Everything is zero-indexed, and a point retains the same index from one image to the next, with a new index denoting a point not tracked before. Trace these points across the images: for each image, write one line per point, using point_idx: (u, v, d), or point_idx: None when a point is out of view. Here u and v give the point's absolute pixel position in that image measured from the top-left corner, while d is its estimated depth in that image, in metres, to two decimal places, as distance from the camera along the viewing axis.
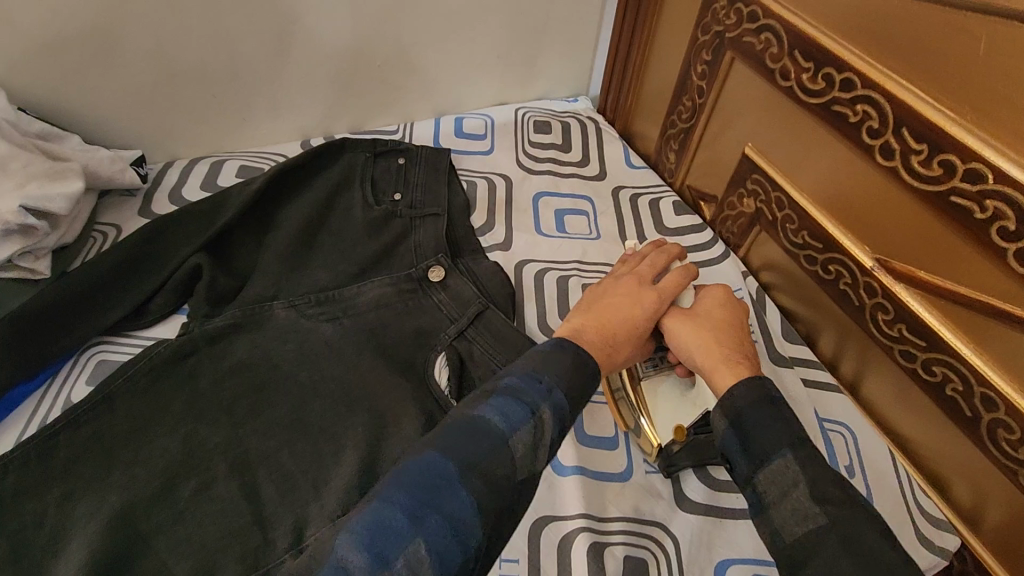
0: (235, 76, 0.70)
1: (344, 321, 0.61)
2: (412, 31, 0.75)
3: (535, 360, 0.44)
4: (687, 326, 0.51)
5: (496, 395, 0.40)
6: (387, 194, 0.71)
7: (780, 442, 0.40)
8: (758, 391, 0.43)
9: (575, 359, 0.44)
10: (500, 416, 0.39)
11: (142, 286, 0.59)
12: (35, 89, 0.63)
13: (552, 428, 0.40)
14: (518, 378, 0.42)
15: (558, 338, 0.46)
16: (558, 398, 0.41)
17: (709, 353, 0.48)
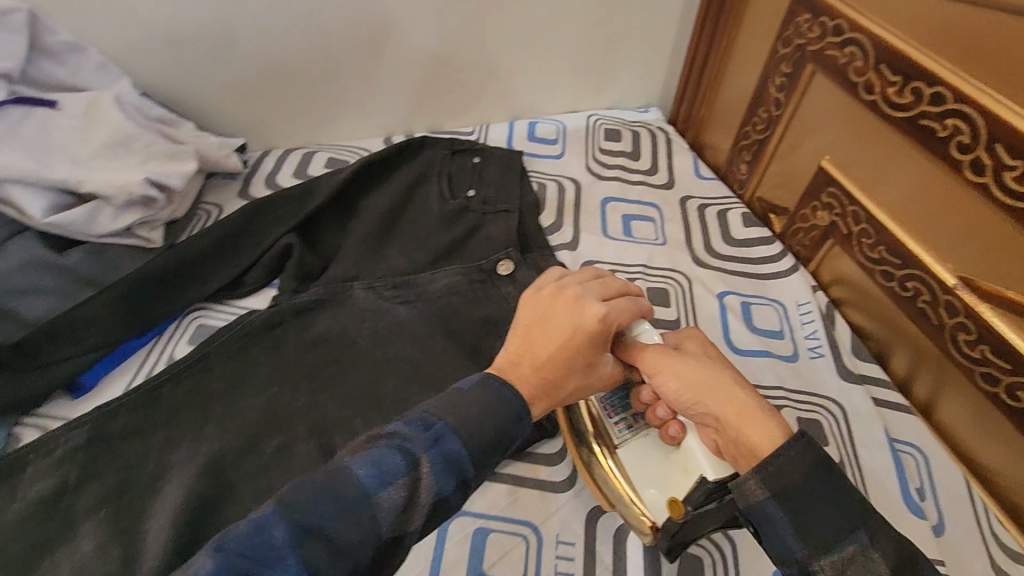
0: (329, 74, 0.75)
1: (418, 305, 0.64)
2: (495, 38, 0.79)
3: (451, 397, 0.39)
4: (682, 369, 0.44)
5: (382, 445, 0.36)
6: (462, 190, 0.75)
7: (845, 523, 0.36)
8: (795, 462, 0.37)
9: (501, 400, 0.39)
10: (369, 470, 0.35)
11: (239, 260, 0.64)
12: (159, 79, 0.70)
13: (428, 488, 0.36)
14: (405, 424, 0.37)
15: (484, 373, 0.40)
16: (446, 442, 0.36)
17: (719, 407, 0.42)
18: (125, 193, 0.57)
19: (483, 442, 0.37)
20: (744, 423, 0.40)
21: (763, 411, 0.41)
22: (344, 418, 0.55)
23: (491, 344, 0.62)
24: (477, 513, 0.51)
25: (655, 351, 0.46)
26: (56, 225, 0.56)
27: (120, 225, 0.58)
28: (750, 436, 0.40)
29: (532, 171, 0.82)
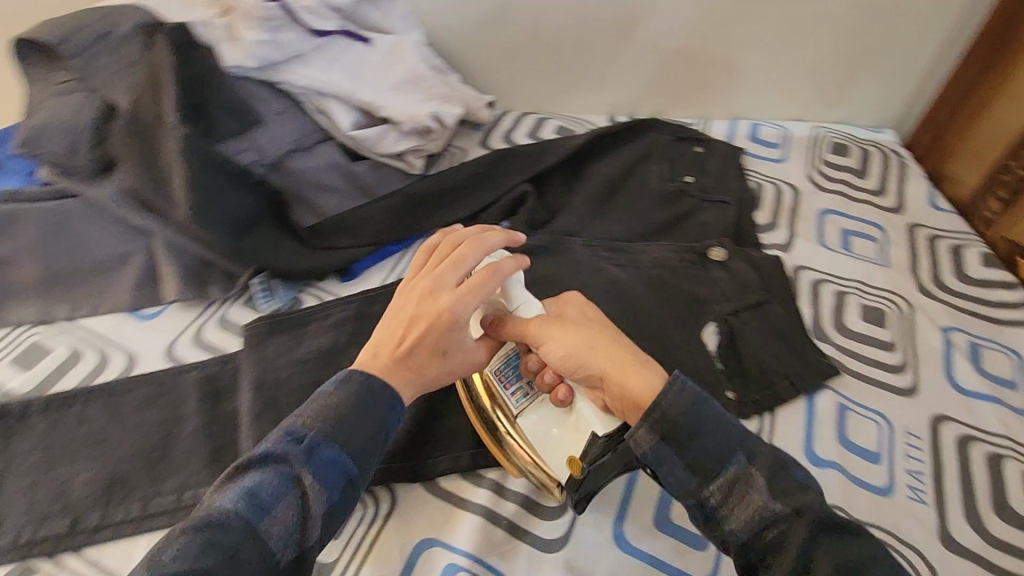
0: (580, 48, 0.82)
1: (631, 268, 0.68)
2: (743, 35, 0.80)
3: (315, 405, 0.41)
4: (562, 332, 0.47)
5: (259, 466, 0.38)
6: (680, 174, 0.77)
7: (729, 449, 0.40)
8: (676, 399, 0.41)
9: (364, 394, 0.41)
10: (249, 498, 0.37)
11: (482, 197, 0.72)
12: (442, 33, 0.81)
13: (320, 500, 0.38)
14: (278, 440, 0.39)
15: (348, 372, 0.43)
16: (330, 456, 0.39)
17: (584, 359, 0.45)
18: (413, 122, 0.68)
19: (353, 453, 0.40)
20: (622, 376, 0.44)
21: (641, 361, 0.44)
22: None
23: (698, 316, 0.65)
24: None
25: (543, 319, 0.48)
26: (356, 138, 0.67)
27: (399, 147, 0.69)
28: (631, 390, 0.43)
29: (750, 170, 0.82)
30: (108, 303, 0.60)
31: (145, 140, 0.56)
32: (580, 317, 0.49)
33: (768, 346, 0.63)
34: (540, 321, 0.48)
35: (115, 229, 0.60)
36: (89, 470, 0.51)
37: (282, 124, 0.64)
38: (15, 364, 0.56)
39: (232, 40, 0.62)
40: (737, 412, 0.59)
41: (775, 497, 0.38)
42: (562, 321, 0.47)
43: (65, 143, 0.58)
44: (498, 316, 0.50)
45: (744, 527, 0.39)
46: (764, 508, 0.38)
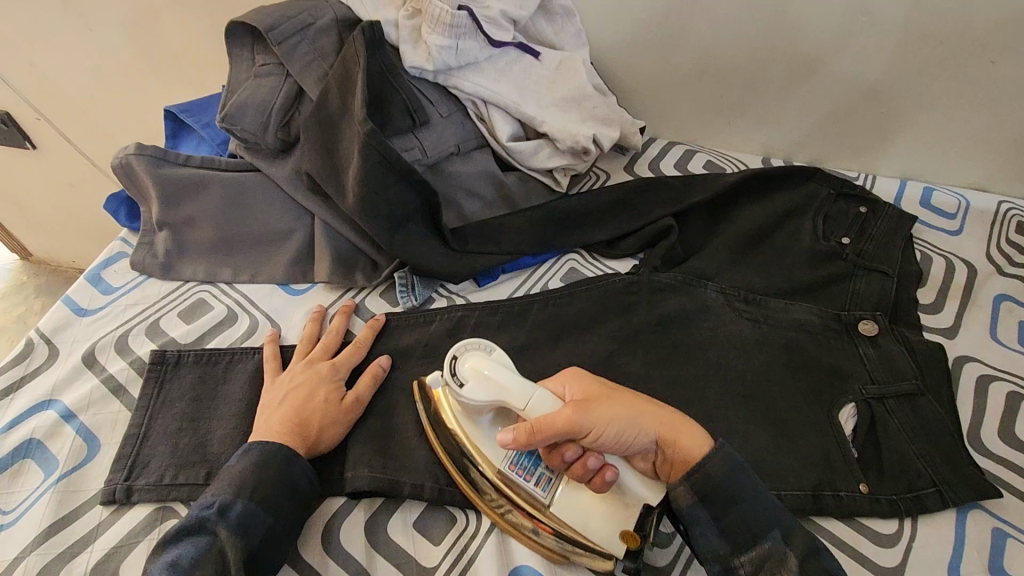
0: (747, 85, 0.78)
1: (765, 327, 0.64)
2: (937, 92, 0.72)
3: (216, 482, 0.46)
4: (611, 413, 0.46)
5: (177, 540, 0.43)
6: (836, 234, 0.71)
7: (766, 526, 0.44)
8: (725, 462, 0.45)
9: (258, 457, 0.47)
10: (172, 565, 0.41)
11: (622, 225, 0.71)
12: (608, 53, 0.81)
13: (236, 546, 0.42)
14: (194, 510, 0.44)
15: (247, 445, 0.49)
16: (235, 510, 0.44)
17: (646, 430, 0.46)
18: (571, 140, 0.68)
19: (258, 500, 0.45)
20: (681, 438, 0.46)
21: (675, 427, 0.47)
22: (674, 399, 0.59)
23: (834, 395, 0.59)
24: None
25: (589, 405, 0.46)
26: (511, 149, 0.68)
27: (550, 163, 0.70)
28: (686, 450, 0.46)
29: (918, 239, 0.74)
30: (265, 273, 0.65)
31: (326, 129, 0.61)
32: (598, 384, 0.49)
33: (916, 442, 0.56)
34: (581, 407, 0.45)
35: (284, 207, 0.65)
36: (225, 427, 0.53)
37: (446, 127, 0.67)
38: (181, 317, 0.62)
39: (415, 42, 0.65)
40: (867, 508, 0.53)
41: (802, 574, 0.42)
42: (603, 398, 0.47)
43: (259, 123, 0.62)
44: (524, 425, 0.46)
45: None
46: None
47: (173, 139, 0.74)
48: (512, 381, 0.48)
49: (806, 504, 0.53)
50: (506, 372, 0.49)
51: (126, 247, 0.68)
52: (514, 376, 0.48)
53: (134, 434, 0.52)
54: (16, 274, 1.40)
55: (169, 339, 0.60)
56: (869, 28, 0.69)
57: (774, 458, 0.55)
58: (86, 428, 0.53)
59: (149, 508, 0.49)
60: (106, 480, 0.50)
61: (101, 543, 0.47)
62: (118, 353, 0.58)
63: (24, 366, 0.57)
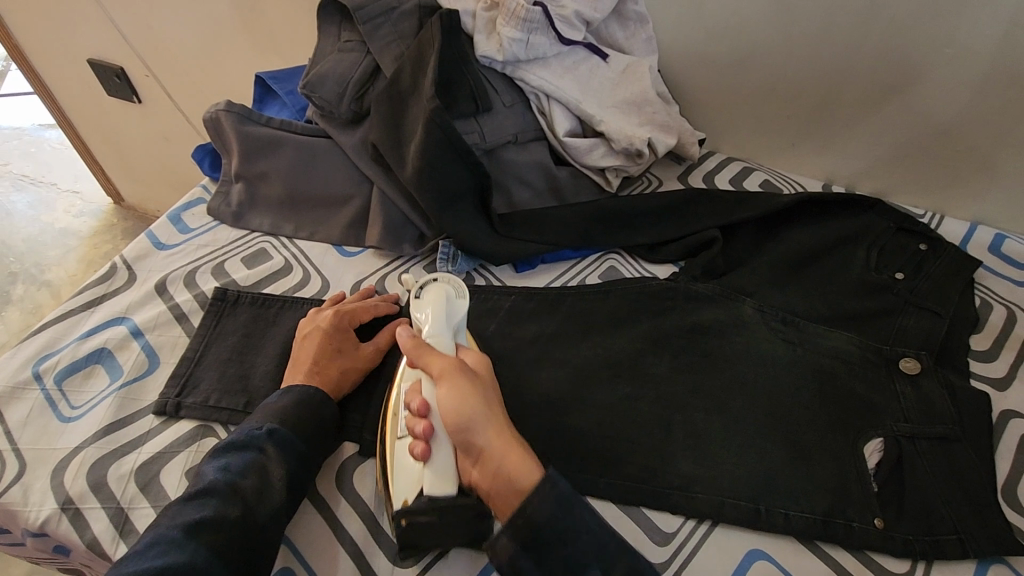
0: (816, 107, 0.77)
1: (799, 350, 0.63)
2: (1019, 133, 0.68)
3: (262, 410, 0.51)
4: (471, 398, 0.47)
5: (226, 450, 0.48)
6: (889, 268, 0.69)
7: (587, 560, 0.41)
8: (547, 495, 0.42)
9: (298, 397, 0.52)
10: (223, 472, 0.46)
11: (667, 231, 0.71)
12: (679, 62, 0.82)
13: (281, 465, 0.48)
14: (242, 430, 0.49)
15: (287, 386, 0.53)
16: (280, 434, 0.49)
17: (478, 426, 0.46)
18: (626, 141, 0.69)
19: (301, 431, 0.50)
20: (505, 456, 0.45)
21: (526, 456, 0.45)
22: (693, 405, 0.59)
23: (861, 427, 0.58)
24: (784, 569, 0.51)
25: (465, 375, 0.48)
26: (567, 144, 0.71)
27: (603, 163, 0.71)
28: (508, 473, 0.44)
29: (978, 283, 0.71)
30: (322, 233, 0.70)
31: (393, 105, 0.65)
32: (491, 385, 0.50)
33: (944, 489, 0.54)
34: (454, 369, 0.48)
35: (348, 174, 0.70)
36: (267, 363, 0.58)
37: (507, 116, 0.70)
38: (243, 262, 0.67)
39: (488, 33, 0.68)
40: (880, 544, 0.52)
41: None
42: (475, 384, 0.48)
43: (336, 93, 0.68)
44: (415, 340, 0.51)
45: None
46: None
47: (259, 103, 0.80)
48: (437, 316, 0.53)
49: (814, 528, 0.52)
50: (445, 306, 0.54)
51: (205, 194, 0.74)
52: (444, 315, 0.54)
53: (189, 357, 0.58)
54: (108, 215, 1.55)
55: (230, 280, 0.65)
56: (954, 60, 0.66)
57: (786, 479, 0.55)
58: (150, 346, 0.59)
59: (192, 424, 0.54)
60: (160, 393, 0.56)
61: (148, 447, 0.52)
62: (185, 286, 0.64)
63: (105, 286, 0.64)
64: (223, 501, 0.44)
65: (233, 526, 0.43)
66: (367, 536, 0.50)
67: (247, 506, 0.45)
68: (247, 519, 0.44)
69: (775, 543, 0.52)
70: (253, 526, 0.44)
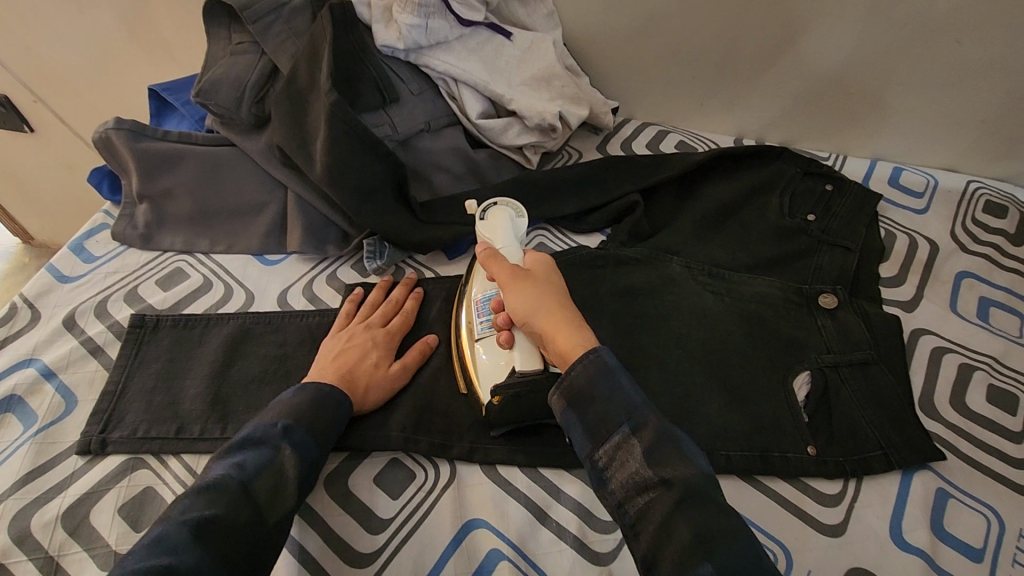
0: (718, 66, 0.79)
1: (726, 299, 0.65)
2: (903, 73, 0.72)
3: (274, 408, 0.49)
4: (530, 289, 0.51)
5: (241, 448, 0.45)
6: (801, 211, 0.72)
7: (619, 419, 0.44)
8: (592, 365, 0.45)
9: (316, 396, 0.50)
10: (240, 467, 0.44)
11: (589, 200, 0.72)
12: (583, 34, 0.82)
13: (296, 465, 0.46)
14: (256, 427, 0.47)
15: (303, 384, 0.52)
16: (298, 436, 0.47)
17: (538, 314, 0.49)
18: (538, 117, 0.69)
19: (314, 430, 0.48)
20: (557, 333, 0.48)
21: (582, 332, 0.48)
22: (634, 366, 0.61)
23: (790, 363, 0.61)
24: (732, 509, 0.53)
25: (521, 275, 0.52)
26: (480, 126, 0.70)
27: (519, 141, 0.72)
28: (560, 348, 0.47)
29: (882, 217, 0.75)
30: (240, 244, 0.67)
31: (295, 103, 0.64)
32: (550, 279, 0.53)
33: (866, 410, 0.57)
34: (511, 273, 0.52)
35: (259, 181, 0.68)
36: (196, 386, 0.56)
37: (416, 104, 0.69)
38: (159, 284, 0.64)
39: (386, 21, 0.67)
40: (814, 469, 0.55)
41: (648, 462, 0.41)
42: (532, 279, 0.52)
43: (233, 98, 0.65)
44: (489, 252, 0.56)
45: (621, 488, 0.42)
46: (637, 472, 0.41)
47: (157, 118, 0.76)
48: (502, 233, 0.59)
49: (754, 464, 0.55)
50: (506, 224, 0.60)
51: (108, 219, 0.70)
52: (509, 231, 0.59)
53: (111, 392, 0.55)
54: (19, 255, 1.44)
55: (147, 305, 0.62)
56: (835, 7, 0.69)
57: (724, 422, 0.57)
58: (65, 386, 0.56)
59: (120, 459, 0.52)
60: (81, 432, 0.53)
61: (73, 489, 0.50)
62: (96, 317, 0.61)
63: (7, 328, 0.60)
64: (237, 497, 0.42)
65: (243, 525, 0.41)
66: (320, 543, 0.49)
67: (259, 506, 0.43)
68: (257, 522, 0.42)
69: (721, 485, 0.55)
70: (262, 528, 0.42)
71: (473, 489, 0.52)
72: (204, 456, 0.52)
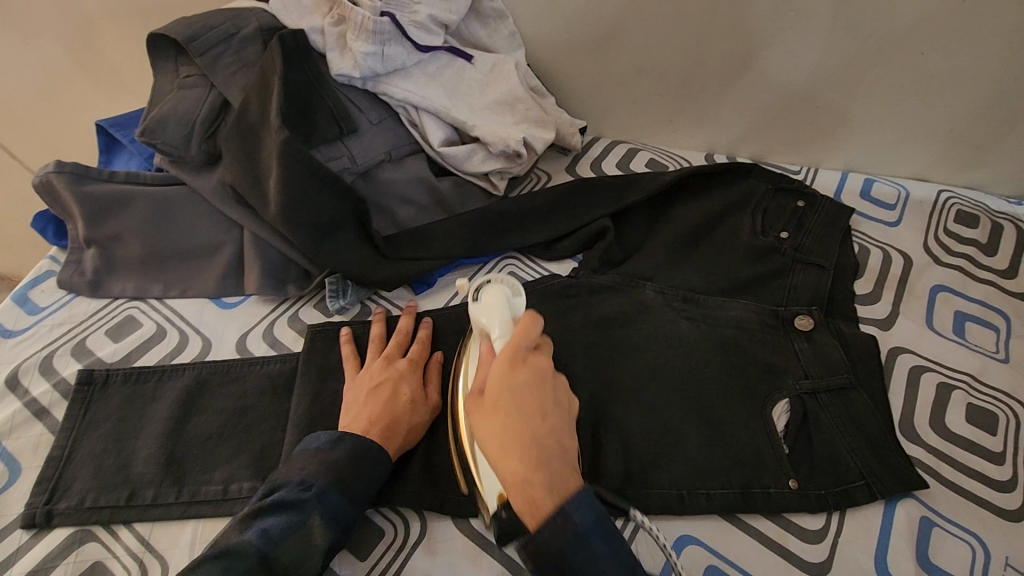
0: (684, 82, 0.78)
1: (702, 325, 0.64)
2: (869, 86, 0.71)
3: (311, 462, 0.46)
4: (496, 415, 0.44)
5: (271, 510, 0.43)
6: (774, 229, 0.71)
7: None
8: (558, 532, 0.40)
9: (352, 454, 0.47)
10: (265, 535, 0.42)
11: (559, 226, 0.71)
12: (547, 53, 0.81)
13: (324, 534, 0.43)
14: (291, 487, 0.45)
15: (342, 435, 0.48)
16: (331, 502, 0.44)
17: (500, 455, 0.43)
18: (502, 144, 0.67)
19: (348, 491, 0.46)
20: (515, 482, 0.42)
21: (546, 480, 0.41)
22: (609, 402, 0.59)
23: (768, 391, 0.59)
24: (714, 550, 0.52)
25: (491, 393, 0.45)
26: (443, 155, 0.68)
27: (484, 168, 0.69)
28: (520, 497, 0.42)
29: (856, 231, 0.74)
30: (195, 288, 0.64)
31: (247, 139, 0.61)
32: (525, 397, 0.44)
33: (846, 437, 0.56)
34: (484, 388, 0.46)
35: (212, 220, 0.65)
36: (148, 445, 0.53)
37: (375, 135, 0.67)
38: (108, 335, 0.61)
39: (340, 50, 0.65)
40: (795, 504, 0.53)
41: None
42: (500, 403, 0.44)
43: (180, 135, 0.62)
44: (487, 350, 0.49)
45: None
46: None
47: (105, 154, 0.73)
48: (494, 317, 0.51)
49: (734, 501, 0.53)
50: (502, 306, 0.52)
51: (54, 265, 0.67)
52: (499, 316, 0.51)
53: (57, 457, 0.52)
54: None
55: (95, 358, 0.59)
56: (798, 22, 0.68)
57: (703, 458, 0.55)
58: (8, 454, 0.53)
59: (67, 531, 0.49)
60: (25, 504, 0.50)
61: (16, 568, 0.47)
62: (41, 374, 0.58)
63: None
64: (257, 568, 0.41)
65: None
66: None
67: (278, 574, 0.41)
68: None
69: (702, 525, 0.53)
70: None
71: (445, 545, 0.50)
72: (157, 524, 0.49)
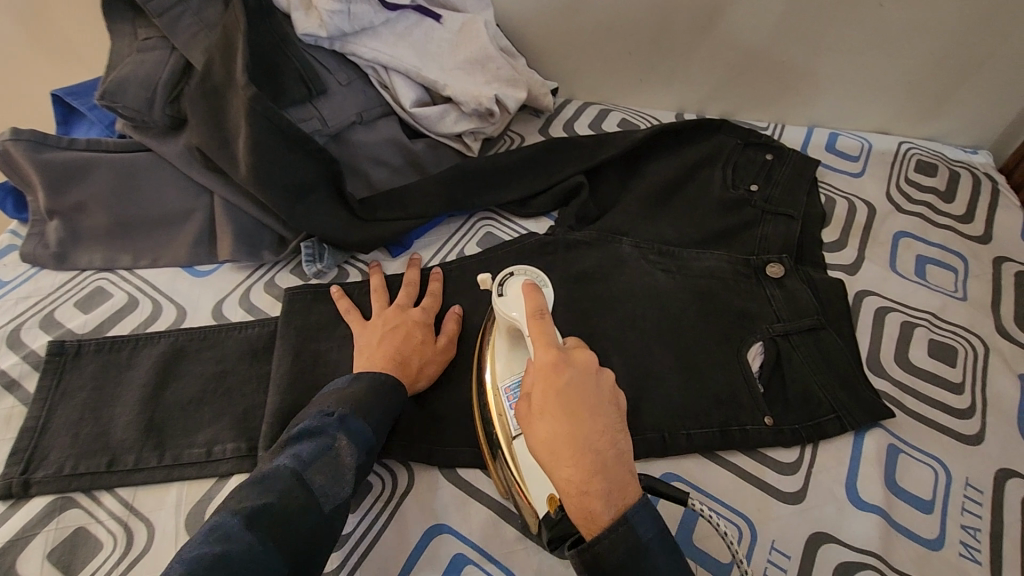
0: (653, 41, 0.79)
1: (677, 276, 0.65)
2: (831, 39, 0.73)
3: (331, 396, 0.47)
4: (546, 419, 0.40)
5: (298, 439, 0.44)
6: (744, 182, 0.72)
7: None
8: (620, 541, 0.36)
9: (372, 383, 0.48)
10: (298, 458, 0.42)
11: (534, 185, 0.71)
12: (516, 15, 0.80)
13: (353, 455, 0.44)
14: (314, 417, 0.45)
15: (359, 371, 0.49)
16: (356, 426, 0.45)
17: (550, 464, 0.39)
18: (475, 102, 0.67)
19: (370, 415, 0.46)
20: (571, 490, 0.38)
21: (603, 488, 0.37)
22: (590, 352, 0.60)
23: (743, 336, 0.61)
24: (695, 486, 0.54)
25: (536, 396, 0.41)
26: (416, 115, 0.67)
27: (457, 128, 0.69)
28: (578, 508, 0.38)
29: (822, 182, 0.77)
30: (166, 257, 0.62)
31: (213, 101, 0.59)
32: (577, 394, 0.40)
33: (818, 375, 0.58)
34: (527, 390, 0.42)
35: (181, 187, 0.63)
36: (127, 412, 0.52)
37: (345, 96, 0.66)
38: (78, 306, 0.59)
39: (305, 9, 0.63)
40: (770, 439, 0.56)
41: None
42: (548, 403, 0.40)
43: (143, 99, 0.60)
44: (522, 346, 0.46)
45: None
46: None
47: (62, 125, 0.70)
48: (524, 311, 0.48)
49: (713, 439, 0.55)
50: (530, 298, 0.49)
51: (15, 239, 0.64)
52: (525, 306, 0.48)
53: (31, 428, 0.51)
54: None
55: (65, 330, 0.58)
56: None
57: (682, 400, 0.57)
58: None
59: (46, 499, 0.48)
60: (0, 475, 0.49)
61: None
62: (9, 348, 0.56)
63: None
64: (290, 487, 0.41)
65: (293, 514, 0.40)
66: None
67: (313, 494, 0.42)
68: (310, 511, 0.41)
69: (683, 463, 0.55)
70: (315, 519, 0.41)
71: (433, 494, 0.50)
72: (141, 487, 0.49)
